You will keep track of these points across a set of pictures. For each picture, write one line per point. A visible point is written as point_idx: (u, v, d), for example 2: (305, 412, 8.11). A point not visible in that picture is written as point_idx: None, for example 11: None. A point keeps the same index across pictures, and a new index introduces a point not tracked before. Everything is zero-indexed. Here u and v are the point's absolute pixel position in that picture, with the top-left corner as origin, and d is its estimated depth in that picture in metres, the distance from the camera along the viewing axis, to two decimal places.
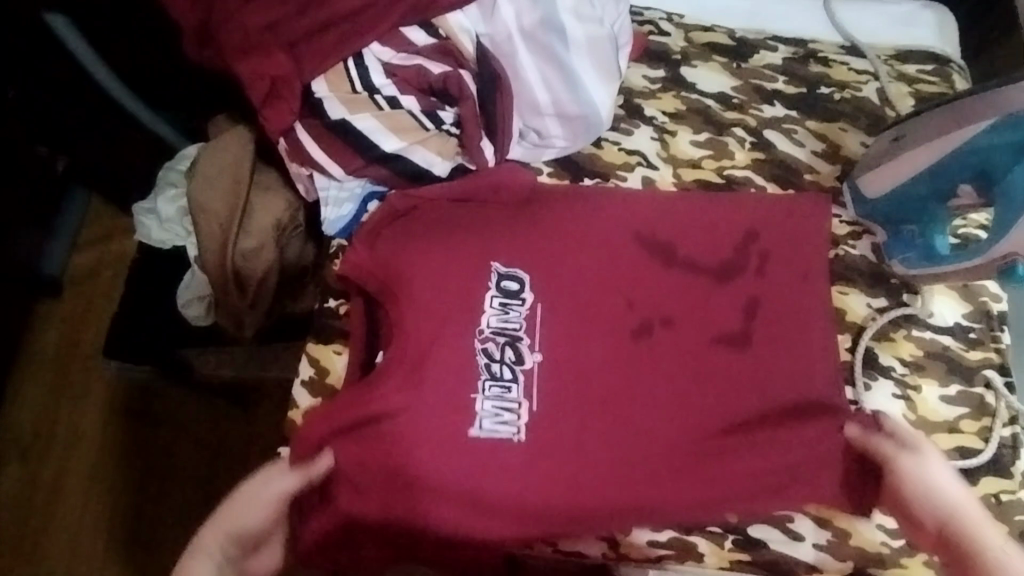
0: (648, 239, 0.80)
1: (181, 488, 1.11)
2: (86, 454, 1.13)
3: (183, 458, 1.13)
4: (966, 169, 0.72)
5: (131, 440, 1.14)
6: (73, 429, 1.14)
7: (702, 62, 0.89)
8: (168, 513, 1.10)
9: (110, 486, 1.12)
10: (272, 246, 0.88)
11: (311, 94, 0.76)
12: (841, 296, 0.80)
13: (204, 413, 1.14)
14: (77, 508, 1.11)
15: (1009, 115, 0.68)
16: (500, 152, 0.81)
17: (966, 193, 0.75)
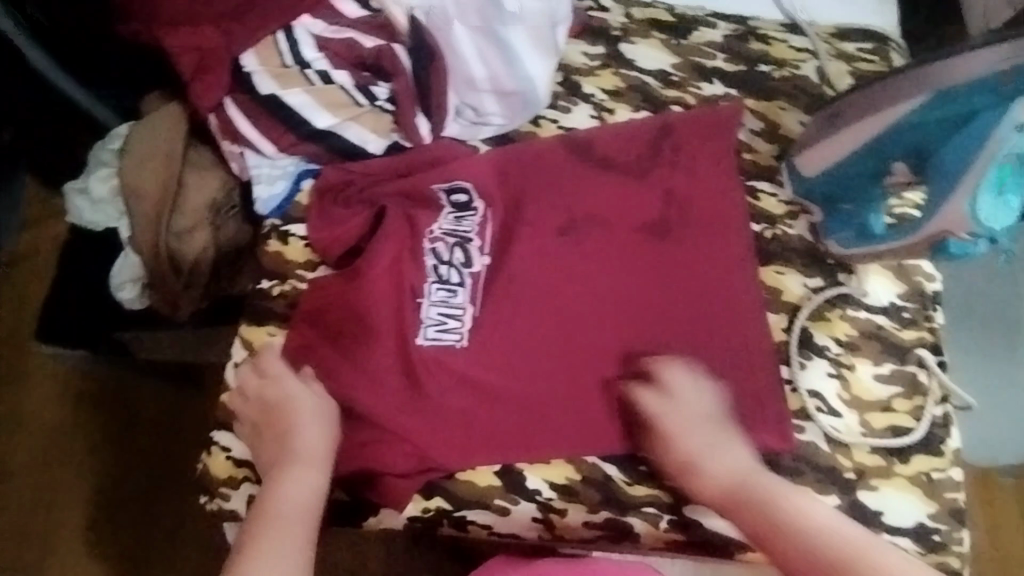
0: (571, 219, 0.80)
1: (114, 476, 1.09)
2: (23, 436, 1.11)
3: (117, 448, 1.10)
4: (899, 149, 0.72)
5: (67, 422, 1.11)
6: (4, 416, 1.12)
7: (641, 38, 0.88)
8: (103, 498, 1.08)
9: (40, 473, 1.09)
10: (205, 228, 0.89)
11: (240, 69, 0.74)
12: (777, 276, 0.81)
13: (140, 399, 1.12)
14: (16, 490, 1.09)
15: (942, 91, 0.66)
16: (436, 129, 0.79)
17: (900, 171, 0.75)
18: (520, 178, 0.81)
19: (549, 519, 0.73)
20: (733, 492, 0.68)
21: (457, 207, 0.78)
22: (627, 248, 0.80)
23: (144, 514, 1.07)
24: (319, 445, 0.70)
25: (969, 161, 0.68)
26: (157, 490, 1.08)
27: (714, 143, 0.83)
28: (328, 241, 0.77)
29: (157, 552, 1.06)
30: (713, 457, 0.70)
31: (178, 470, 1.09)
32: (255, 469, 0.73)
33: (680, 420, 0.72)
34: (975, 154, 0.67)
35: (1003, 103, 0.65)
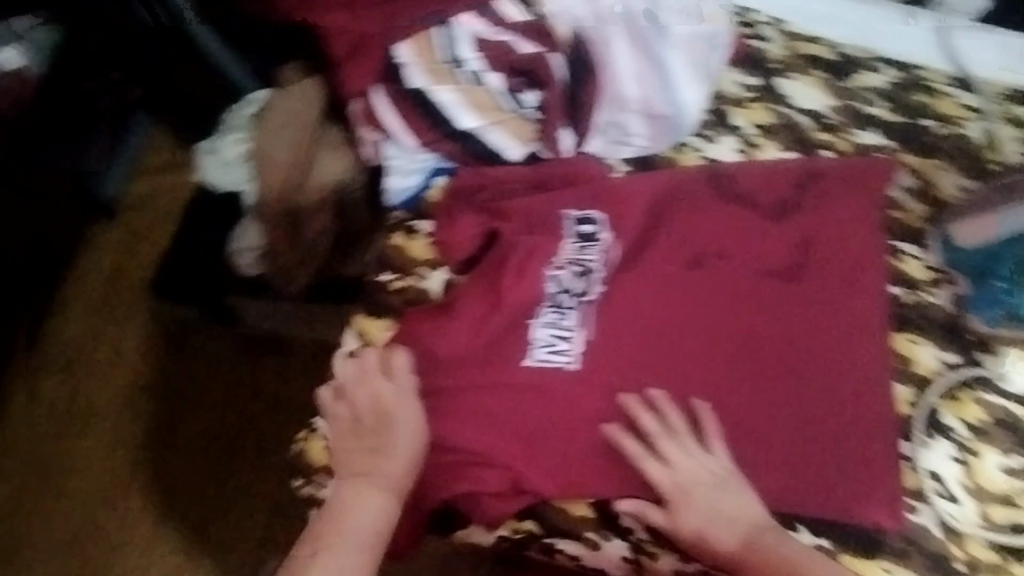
0: (702, 255, 0.77)
1: (194, 426, 1.13)
2: (123, 373, 1.16)
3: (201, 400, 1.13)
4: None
5: (165, 367, 1.16)
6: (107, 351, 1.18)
7: (800, 74, 0.84)
8: (188, 446, 1.12)
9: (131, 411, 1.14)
10: (328, 208, 0.91)
11: (393, 59, 0.75)
12: (909, 345, 0.76)
13: (234, 355, 1.15)
14: (109, 424, 1.13)
15: None
16: (579, 143, 0.77)
17: None
18: (655, 204, 0.78)
19: (639, 561, 0.72)
20: None
21: (582, 238, 0.76)
22: (754, 292, 0.77)
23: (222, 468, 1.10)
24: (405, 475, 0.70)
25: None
26: (234, 447, 1.11)
27: (857, 195, 0.79)
28: (454, 244, 0.76)
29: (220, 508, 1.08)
30: (730, 527, 0.69)
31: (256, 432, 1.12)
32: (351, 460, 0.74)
33: (693, 485, 0.70)
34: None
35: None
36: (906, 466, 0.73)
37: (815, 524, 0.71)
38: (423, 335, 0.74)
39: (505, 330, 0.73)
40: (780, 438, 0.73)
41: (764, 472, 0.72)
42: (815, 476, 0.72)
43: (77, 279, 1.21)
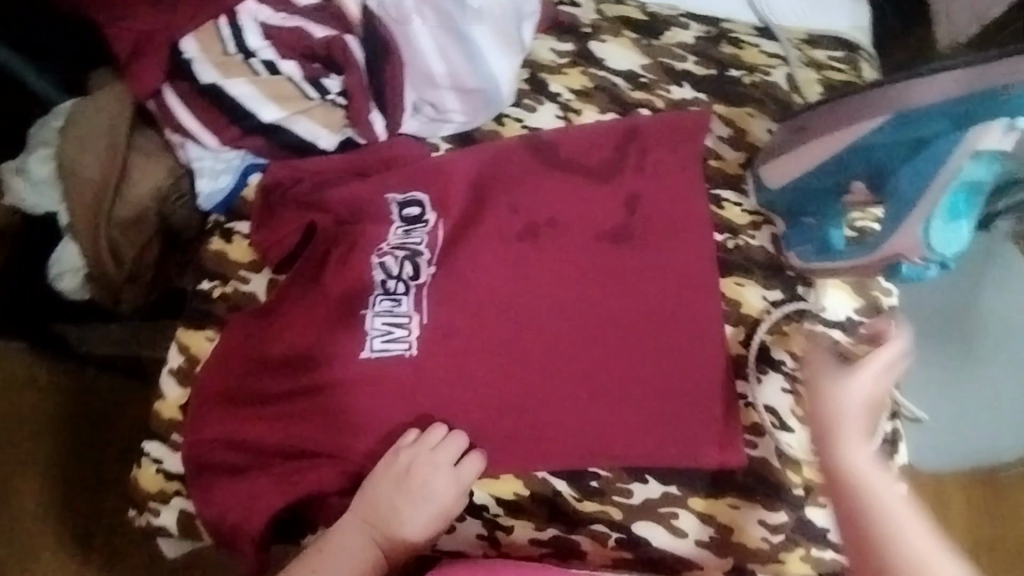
0: (531, 226, 0.78)
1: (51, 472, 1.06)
2: None
3: (34, 438, 1.04)
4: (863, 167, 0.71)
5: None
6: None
7: (612, 37, 0.85)
8: (35, 499, 1.03)
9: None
10: (152, 214, 0.86)
11: (180, 55, 0.70)
12: (736, 288, 0.79)
13: (80, 393, 1.06)
14: None
15: (900, 115, 0.65)
16: (392, 125, 0.75)
17: (858, 190, 0.74)
18: (480, 181, 0.78)
19: (494, 536, 0.73)
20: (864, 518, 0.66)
21: (408, 221, 0.75)
22: (585, 255, 0.78)
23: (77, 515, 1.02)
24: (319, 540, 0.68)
25: (926, 184, 0.66)
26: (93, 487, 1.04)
27: (676, 149, 0.81)
28: (274, 242, 0.73)
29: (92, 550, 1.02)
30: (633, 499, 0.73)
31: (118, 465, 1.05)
32: (185, 483, 0.71)
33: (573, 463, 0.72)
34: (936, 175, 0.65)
35: (960, 130, 0.63)
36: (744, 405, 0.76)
37: (665, 475, 0.73)
38: (252, 341, 0.72)
39: (337, 323, 0.71)
40: (623, 395, 0.74)
41: (611, 430, 0.73)
42: (661, 427, 0.74)
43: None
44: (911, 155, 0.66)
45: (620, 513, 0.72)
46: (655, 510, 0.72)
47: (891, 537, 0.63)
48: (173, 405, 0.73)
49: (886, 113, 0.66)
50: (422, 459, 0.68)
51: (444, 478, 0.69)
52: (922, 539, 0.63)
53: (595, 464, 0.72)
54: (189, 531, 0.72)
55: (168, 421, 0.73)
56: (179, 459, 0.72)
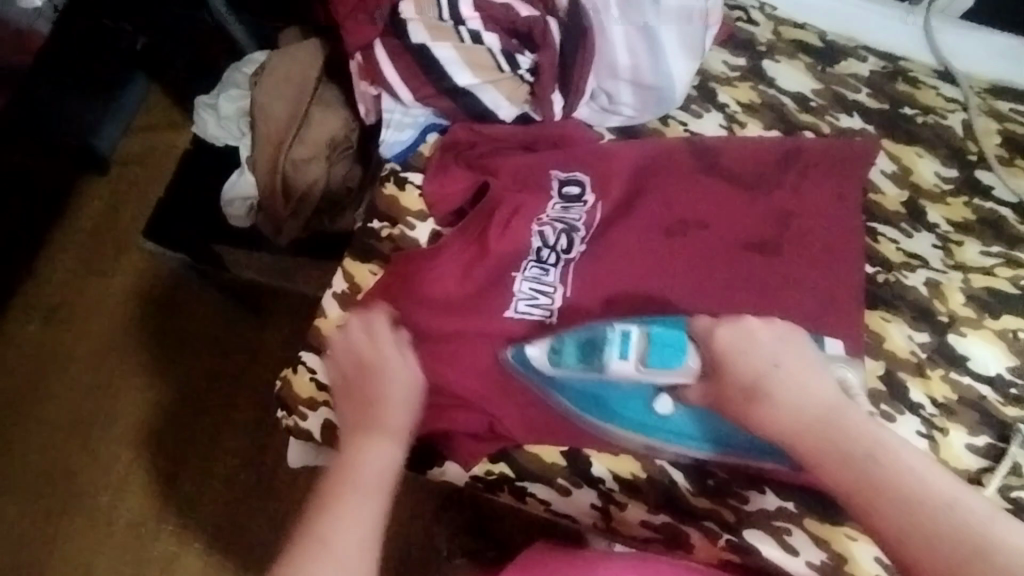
0: (680, 224, 0.79)
1: (203, 378, 1.22)
2: (104, 322, 1.25)
3: (180, 344, 1.23)
4: (636, 406, 0.71)
5: (144, 319, 1.25)
6: (107, 305, 1.25)
7: (786, 58, 0.86)
8: (171, 391, 1.21)
9: (141, 367, 1.23)
10: (322, 161, 0.93)
11: (396, 16, 0.75)
12: (882, 323, 0.78)
13: (215, 306, 1.24)
14: (88, 368, 1.23)
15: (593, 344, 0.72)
16: (570, 108, 0.79)
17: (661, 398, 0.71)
18: (640, 175, 0.80)
19: (607, 509, 0.73)
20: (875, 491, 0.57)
21: (567, 199, 0.78)
22: (726, 261, 0.79)
23: (202, 412, 1.20)
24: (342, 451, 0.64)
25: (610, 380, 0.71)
26: (238, 393, 1.20)
27: (836, 174, 0.81)
28: (443, 196, 0.78)
29: (237, 452, 1.18)
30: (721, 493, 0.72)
31: (262, 376, 1.21)
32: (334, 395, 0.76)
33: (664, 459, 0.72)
34: (608, 377, 0.71)
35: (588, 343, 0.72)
36: None
37: (787, 490, 0.71)
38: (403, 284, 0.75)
39: (488, 280, 0.75)
40: None
41: None
42: None
43: (70, 249, 1.28)
44: (604, 388, 0.72)
45: (734, 516, 0.71)
46: (769, 522, 0.70)
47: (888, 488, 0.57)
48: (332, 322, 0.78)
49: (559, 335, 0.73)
50: (387, 340, 0.69)
51: (394, 351, 0.68)
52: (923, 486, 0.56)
53: (714, 465, 0.72)
54: (331, 440, 0.77)
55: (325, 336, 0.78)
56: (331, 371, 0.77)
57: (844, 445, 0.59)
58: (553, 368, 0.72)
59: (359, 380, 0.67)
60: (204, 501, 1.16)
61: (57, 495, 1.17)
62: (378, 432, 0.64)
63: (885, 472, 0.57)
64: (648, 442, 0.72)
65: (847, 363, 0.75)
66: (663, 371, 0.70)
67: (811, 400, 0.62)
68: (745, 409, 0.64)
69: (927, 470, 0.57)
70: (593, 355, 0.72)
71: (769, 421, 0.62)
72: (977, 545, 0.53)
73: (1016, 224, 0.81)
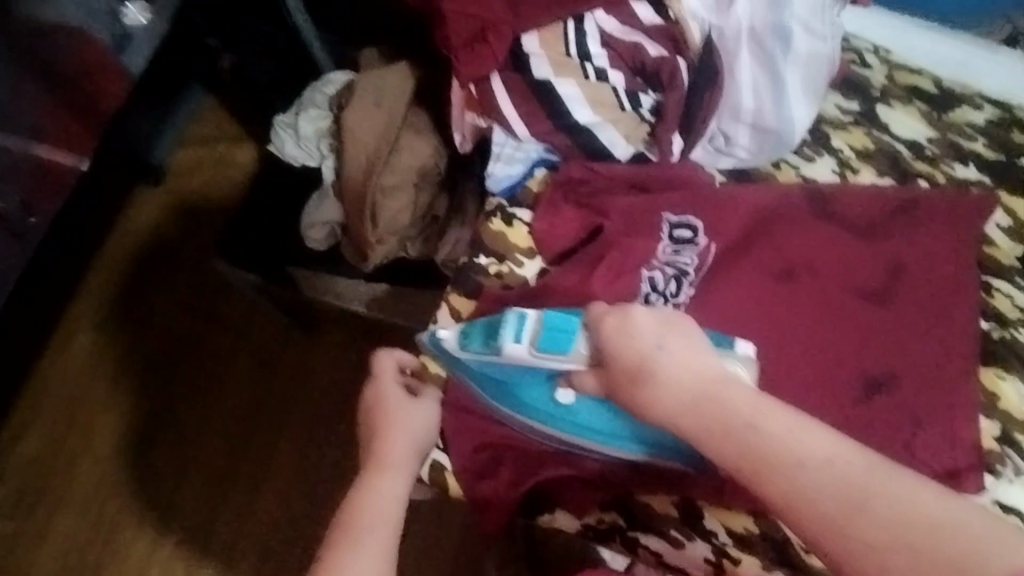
0: (793, 272, 0.78)
1: (257, 397, 1.19)
2: (153, 337, 1.23)
3: (231, 361, 1.21)
4: (541, 395, 0.69)
5: (195, 335, 1.22)
6: (159, 322, 1.23)
7: (901, 103, 0.85)
8: (221, 410, 1.19)
9: (191, 384, 1.20)
10: (409, 189, 0.92)
11: (518, 49, 0.73)
12: (997, 380, 0.76)
13: (266, 325, 1.22)
14: (136, 382, 1.21)
15: (475, 336, 0.70)
16: (687, 150, 0.77)
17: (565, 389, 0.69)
18: (756, 219, 0.79)
19: (720, 564, 0.69)
20: (767, 456, 0.53)
21: (677, 242, 0.76)
22: (839, 311, 0.77)
23: (251, 432, 1.17)
24: (346, 516, 0.66)
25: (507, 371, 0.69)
26: (291, 414, 1.18)
27: (949, 226, 0.79)
28: (553, 236, 0.75)
29: (290, 476, 1.15)
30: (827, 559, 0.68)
31: (315, 398, 1.18)
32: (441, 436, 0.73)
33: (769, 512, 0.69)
34: (505, 362, 0.68)
35: (482, 334, 0.69)
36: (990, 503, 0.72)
37: None
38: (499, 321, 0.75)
39: None
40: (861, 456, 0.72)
41: None
42: None
43: (117, 260, 1.25)
44: (507, 373, 0.70)
45: None
46: None
47: (785, 465, 0.53)
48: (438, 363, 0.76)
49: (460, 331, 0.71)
50: (389, 381, 0.74)
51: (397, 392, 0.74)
52: (814, 449, 0.53)
53: None
54: (439, 482, 0.73)
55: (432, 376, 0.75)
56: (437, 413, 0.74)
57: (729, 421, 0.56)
58: (461, 350, 0.71)
59: (368, 425, 0.73)
60: (251, 526, 1.13)
61: (106, 517, 1.14)
62: (381, 467, 0.69)
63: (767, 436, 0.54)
64: (584, 442, 0.69)
65: (742, 361, 0.64)
66: (555, 357, 0.66)
67: (689, 376, 0.59)
68: (633, 395, 0.61)
69: (810, 432, 0.54)
70: (493, 338, 0.68)
71: (656, 400, 0.59)
72: (858, 504, 0.50)
73: None
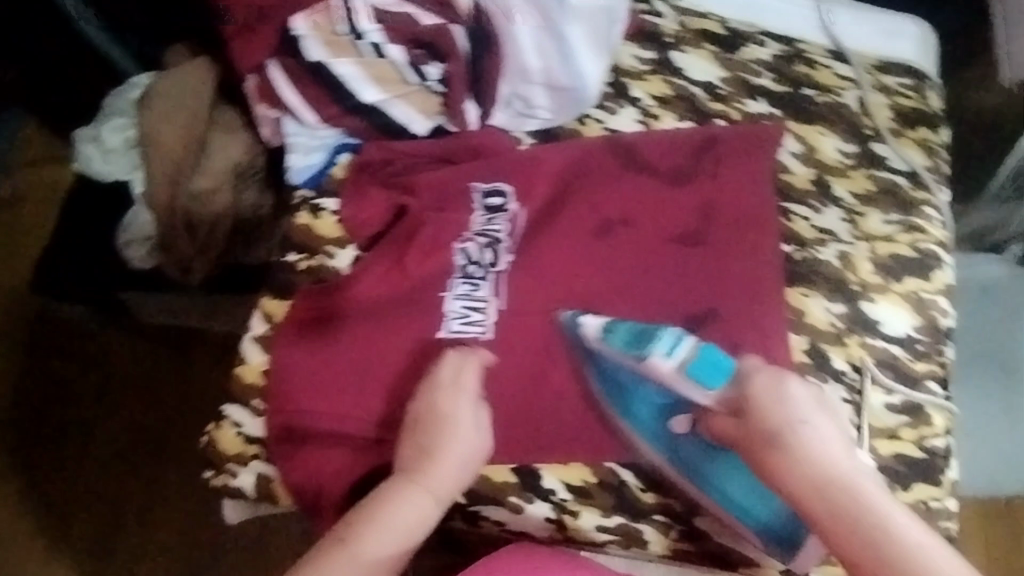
0: (606, 225, 0.79)
1: (124, 432, 1.14)
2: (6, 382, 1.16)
3: (92, 393, 1.15)
4: (649, 408, 0.69)
5: (51, 372, 1.16)
6: (14, 367, 1.17)
7: (692, 48, 0.88)
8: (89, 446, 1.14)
9: (55, 424, 1.15)
10: (227, 191, 0.89)
11: (288, 33, 0.71)
12: (801, 298, 0.81)
13: (127, 351, 1.16)
14: None
15: (642, 348, 0.69)
16: (485, 116, 0.78)
17: (681, 421, 0.69)
18: (566, 177, 0.80)
19: (562, 520, 0.71)
20: (850, 527, 0.60)
21: (490, 210, 0.77)
22: (654, 257, 0.79)
23: (125, 464, 1.13)
24: (349, 523, 0.65)
25: (635, 375, 0.69)
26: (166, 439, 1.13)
27: (744, 160, 0.83)
28: (362, 221, 0.75)
29: (174, 501, 1.11)
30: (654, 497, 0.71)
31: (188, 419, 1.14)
32: (266, 447, 0.70)
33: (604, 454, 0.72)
34: (642, 372, 0.69)
35: (644, 339, 0.69)
36: None
37: None
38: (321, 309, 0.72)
39: (417, 301, 0.72)
40: None
41: None
42: None
43: None
44: (629, 378, 0.70)
45: (682, 506, 0.71)
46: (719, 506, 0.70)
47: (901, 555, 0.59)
48: (255, 370, 0.72)
49: (600, 332, 0.71)
50: (453, 393, 0.68)
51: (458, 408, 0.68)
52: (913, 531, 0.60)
53: None
54: (266, 493, 0.71)
55: (249, 385, 0.72)
56: (260, 424, 0.71)
57: (822, 501, 0.61)
58: (599, 341, 0.71)
59: (417, 443, 0.67)
60: (135, 559, 1.09)
61: None
62: (414, 490, 0.66)
63: (859, 519, 0.60)
64: (663, 462, 0.70)
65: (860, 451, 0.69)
66: (697, 387, 0.67)
67: (830, 457, 0.63)
68: (761, 457, 0.64)
69: (931, 548, 0.59)
70: (642, 344, 0.69)
71: (784, 470, 0.63)
72: None
73: (911, 191, 0.85)
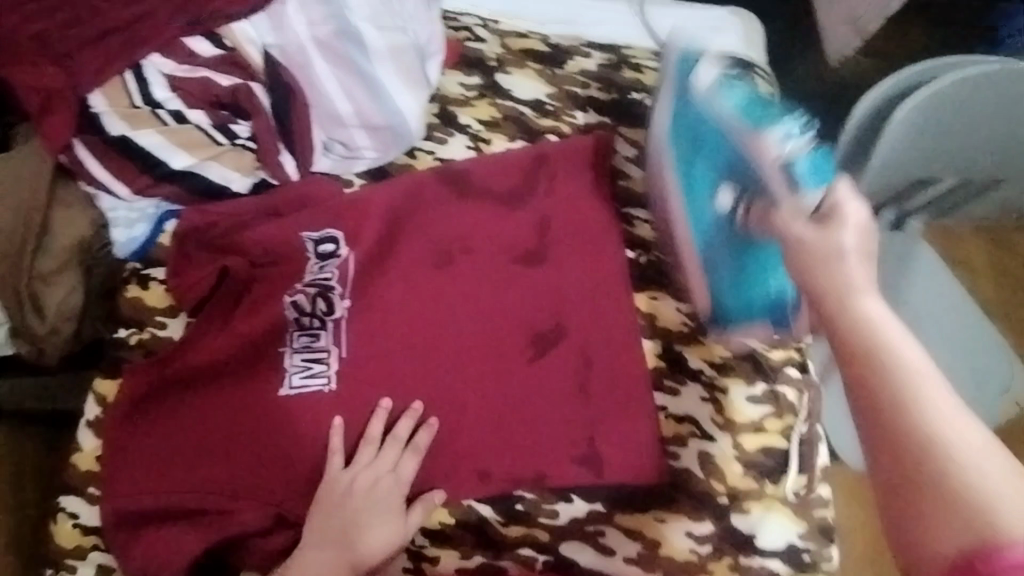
0: (444, 254, 0.79)
1: None
2: None
3: None
4: (706, 161, 0.75)
5: None
6: None
7: (516, 68, 0.88)
8: None
9: None
10: (75, 270, 0.83)
11: (87, 109, 0.73)
12: (652, 302, 0.79)
13: None
14: None
15: (784, 141, 0.72)
16: (303, 166, 0.78)
17: (725, 188, 0.74)
18: (397, 211, 0.79)
19: (422, 567, 0.74)
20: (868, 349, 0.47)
21: (322, 257, 0.76)
22: (496, 279, 0.78)
23: None
24: None
25: (725, 120, 0.75)
26: None
27: (576, 172, 0.82)
28: (189, 288, 0.75)
29: None
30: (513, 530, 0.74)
31: None
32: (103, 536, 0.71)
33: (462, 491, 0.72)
34: (747, 129, 0.74)
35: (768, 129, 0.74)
36: (660, 416, 0.75)
37: (589, 492, 0.73)
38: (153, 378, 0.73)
39: (251, 358, 0.74)
40: (537, 410, 0.74)
41: (534, 451, 0.73)
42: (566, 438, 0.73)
43: None
44: (707, 129, 0.76)
45: (548, 535, 0.73)
46: (580, 529, 0.73)
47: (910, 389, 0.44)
48: (90, 456, 0.74)
49: (705, 89, 0.77)
50: (377, 459, 0.71)
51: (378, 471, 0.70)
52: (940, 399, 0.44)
53: (520, 486, 0.73)
54: None
55: (85, 472, 0.73)
56: (96, 512, 0.72)
57: (833, 304, 0.51)
58: (711, 87, 0.77)
59: (340, 511, 0.68)
60: None
61: None
62: (336, 553, 0.67)
63: (865, 326, 0.49)
64: (667, 183, 0.77)
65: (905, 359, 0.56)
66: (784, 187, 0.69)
67: (862, 276, 0.52)
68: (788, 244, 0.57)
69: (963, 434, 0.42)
70: (754, 121, 0.75)
71: (806, 268, 0.55)
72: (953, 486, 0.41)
73: None
